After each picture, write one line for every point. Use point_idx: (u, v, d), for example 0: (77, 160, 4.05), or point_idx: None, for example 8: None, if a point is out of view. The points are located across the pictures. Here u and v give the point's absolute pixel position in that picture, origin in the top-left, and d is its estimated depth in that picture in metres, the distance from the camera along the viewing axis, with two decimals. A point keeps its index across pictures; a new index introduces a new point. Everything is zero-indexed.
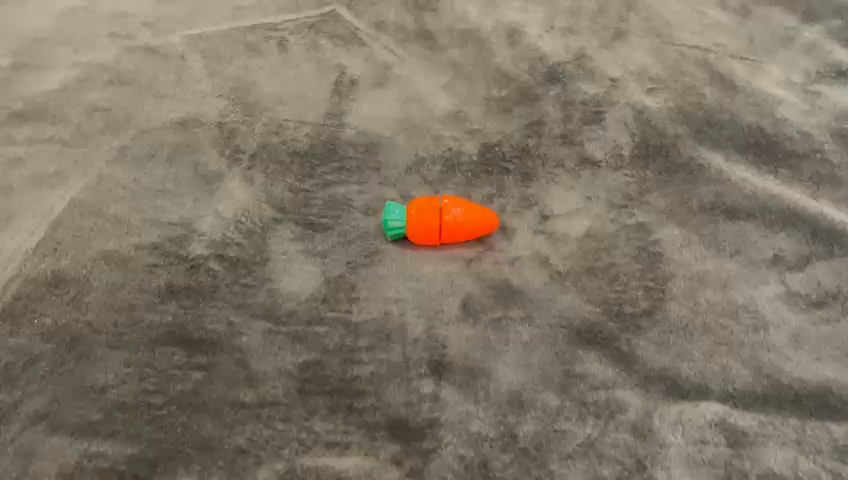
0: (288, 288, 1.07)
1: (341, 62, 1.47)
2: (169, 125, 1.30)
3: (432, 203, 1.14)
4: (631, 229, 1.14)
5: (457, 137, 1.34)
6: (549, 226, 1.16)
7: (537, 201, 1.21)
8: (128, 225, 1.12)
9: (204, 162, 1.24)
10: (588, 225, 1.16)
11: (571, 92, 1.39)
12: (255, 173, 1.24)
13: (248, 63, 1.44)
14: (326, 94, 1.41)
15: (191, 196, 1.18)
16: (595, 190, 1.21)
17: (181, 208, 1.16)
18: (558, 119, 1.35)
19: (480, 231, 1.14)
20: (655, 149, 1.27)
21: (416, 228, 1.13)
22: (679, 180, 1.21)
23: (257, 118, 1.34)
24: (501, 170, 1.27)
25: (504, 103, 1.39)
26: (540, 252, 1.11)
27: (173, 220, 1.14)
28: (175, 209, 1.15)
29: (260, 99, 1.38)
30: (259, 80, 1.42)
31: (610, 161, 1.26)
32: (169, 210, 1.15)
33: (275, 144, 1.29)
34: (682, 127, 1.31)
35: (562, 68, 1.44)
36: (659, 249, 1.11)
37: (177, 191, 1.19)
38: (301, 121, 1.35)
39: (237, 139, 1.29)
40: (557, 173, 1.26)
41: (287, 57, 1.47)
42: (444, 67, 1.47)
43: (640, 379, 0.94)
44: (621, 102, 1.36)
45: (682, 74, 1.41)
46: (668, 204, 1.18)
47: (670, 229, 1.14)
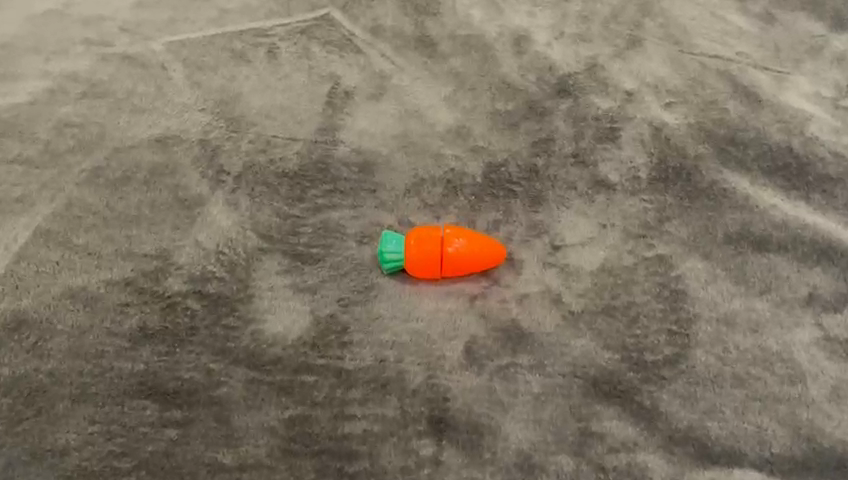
0: (273, 330, 0.96)
1: (334, 72, 1.37)
2: (146, 143, 1.19)
3: (433, 231, 1.04)
4: (651, 262, 1.04)
5: (459, 155, 1.24)
6: (561, 257, 1.06)
7: (547, 230, 1.11)
8: (99, 257, 1.03)
9: (184, 185, 1.14)
10: (604, 257, 1.06)
11: (583, 106, 1.29)
12: (240, 198, 1.14)
13: (234, 72, 1.34)
14: (318, 108, 1.31)
15: (169, 223, 1.09)
16: (611, 217, 1.12)
17: (158, 238, 1.06)
18: (569, 136, 1.25)
19: (485, 263, 1.03)
20: (675, 170, 1.17)
21: (415, 260, 1.02)
22: (703, 206, 1.11)
23: (243, 135, 1.24)
24: (507, 193, 1.17)
25: (511, 118, 1.29)
26: (552, 288, 1.01)
27: (149, 252, 1.04)
28: (150, 239, 1.06)
29: (247, 113, 1.28)
30: (246, 92, 1.32)
31: (626, 185, 1.16)
32: (145, 241, 1.06)
33: (263, 164, 1.19)
34: (703, 146, 1.21)
35: (572, 79, 1.34)
36: (681, 286, 1.00)
37: (154, 218, 1.09)
38: (291, 137, 1.25)
39: (221, 158, 1.19)
40: (568, 197, 1.16)
41: (277, 65, 1.37)
42: (445, 77, 1.37)
43: (664, 439, 0.87)
44: (637, 117, 1.26)
45: (703, 86, 1.31)
46: (691, 234, 1.08)
47: (694, 262, 1.04)
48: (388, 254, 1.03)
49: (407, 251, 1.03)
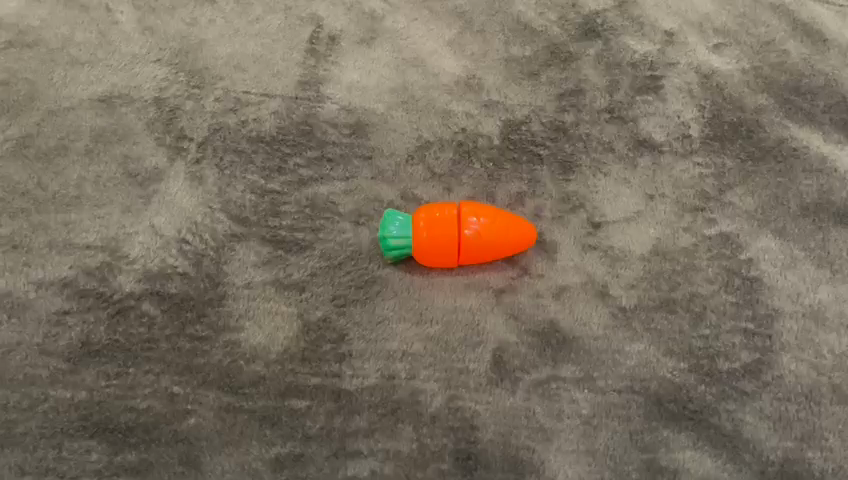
0: (252, 341, 0.77)
1: (317, 13, 1.15)
2: (87, 104, 0.97)
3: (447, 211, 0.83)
4: (715, 242, 0.85)
5: (471, 112, 1.03)
6: (603, 238, 0.87)
7: (583, 203, 0.92)
8: (29, 252, 0.83)
9: (136, 155, 0.93)
10: (656, 236, 0.87)
11: (617, 50, 1.08)
12: (206, 170, 0.93)
13: (195, 15, 1.12)
14: (298, 57, 1.09)
15: (117, 204, 0.87)
16: (659, 186, 0.92)
17: (103, 224, 0.85)
18: (602, 86, 1.04)
19: (512, 248, 0.84)
20: (732, 126, 0.97)
21: (425, 247, 0.82)
22: (770, 170, 0.92)
23: (208, 92, 1.02)
24: (532, 157, 0.97)
25: (529, 67, 1.08)
26: (595, 277, 0.83)
27: (92, 243, 0.84)
28: (94, 226, 0.85)
29: (212, 65, 1.06)
30: (210, 39, 1.09)
31: (676, 145, 0.96)
32: (87, 228, 0.85)
33: (233, 128, 0.98)
34: (762, 96, 1.01)
35: (601, 17, 1.12)
36: (754, 272, 0.82)
37: (98, 199, 0.88)
38: (267, 94, 1.03)
39: (181, 120, 0.97)
40: (605, 161, 0.96)
41: (247, 7, 1.14)
42: (449, 18, 1.15)
43: (755, 474, 0.69)
44: (681, 63, 1.05)
45: (755, 23, 1.10)
46: (760, 206, 0.89)
47: (768, 241, 0.85)
48: (392, 238, 0.83)
49: (416, 237, 0.82)
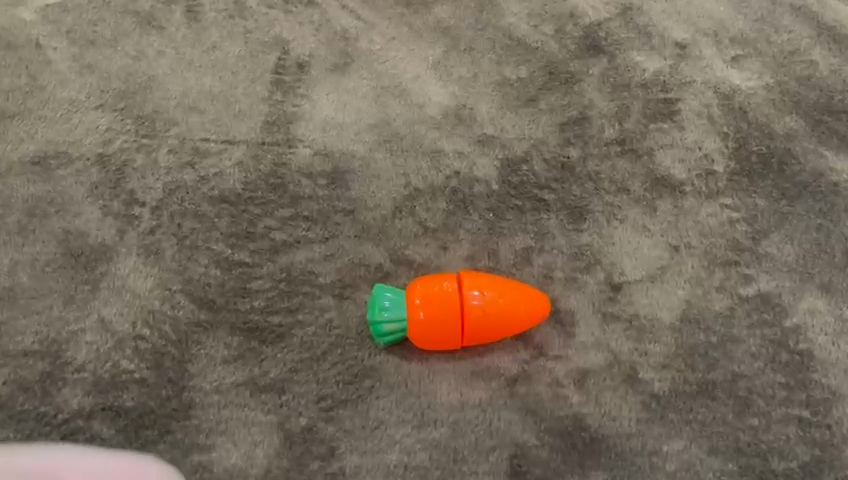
0: (226, 462, 0.69)
1: (280, 36, 1.01)
2: (19, 168, 0.85)
3: (445, 289, 0.71)
4: (753, 305, 0.74)
5: (463, 150, 0.90)
6: (625, 304, 0.76)
7: (598, 259, 0.80)
8: None
9: (78, 229, 0.80)
10: (686, 298, 0.76)
11: (624, 69, 0.95)
12: (163, 241, 0.80)
13: (141, 45, 0.98)
14: (262, 91, 0.95)
15: (58, 295, 0.76)
16: (684, 234, 0.81)
17: (43, 322, 0.75)
18: (610, 113, 0.92)
19: (522, 324, 0.72)
20: (761, 157, 0.85)
21: (420, 330, 0.71)
22: (808, 211, 0.81)
23: (160, 141, 0.89)
24: (536, 203, 0.85)
25: (526, 91, 0.95)
26: (620, 356, 0.72)
27: (30, 348, 0.73)
28: (32, 327, 0.75)
29: (163, 107, 0.92)
30: (160, 75, 0.95)
31: (699, 184, 0.84)
32: (24, 329, 0.74)
33: (192, 187, 0.85)
34: (791, 118, 0.89)
35: (603, 29, 0.99)
36: (804, 343, 0.71)
37: (36, 288, 0.77)
38: (229, 140, 0.90)
39: (130, 181, 0.84)
40: (620, 204, 0.84)
41: (200, 31, 1.00)
42: (431, 34, 1.01)
43: None
44: (697, 81, 0.93)
45: (776, 29, 0.98)
46: (800, 256, 0.78)
47: (814, 301, 0.74)
48: (385, 321, 0.72)
49: (411, 316, 0.71)
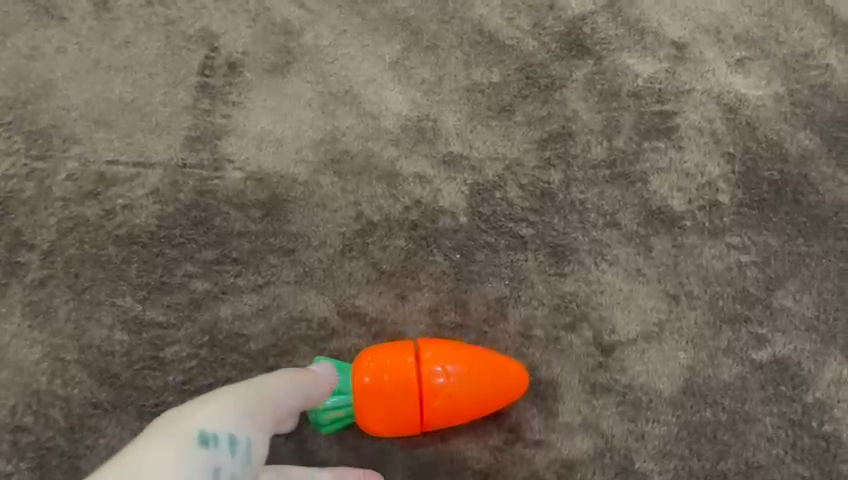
0: None
1: (207, 28, 0.83)
2: None
3: (401, 360, 0.59)
4: (768, 374, 0.64)
5: (426, 174, 0.76)
6: (617, 372, 0.65)
7: (584, 313, 0.68)
8: None
9: None
10: (687, 364, 0.65)
11: (612, 75, 0.80)
12: (55, 297, 0.68)
13: (36, 40, 0.81)
14: (186, 98, 0.80)
15: None
16: (685, 280, 0.69)
17: None
18: (595, 129, 0.77)
19: (495, 403, 0.60)
20: (772, 185, 0.73)
21: (370, 410, 0.59)
22: (829, 251, 0.70)
23: (57, 164, 0.74)
24: (511, 240, 0.72)
25: (498, 98, 0.80)
26: (613, 442, 0.62)
27: None
28: None
29: (62, 119, 0.77)
30: (58, 78, 0.79)
31: (702, 218, 0.72)
32: None
33: (94, 223, 0.71)
34: (806, 135, 0.76)
35: (589, 25, 0.83)
36: (829, 425, 0.62)
37: None
38: (142, 162, 0.75)
39: (17, 218, 0.71)
40: (609, 242, 0.71)
41: (110, 23, 0.83)
42: (387, 27, 0.83)
43: None
44: (697, 89, 0.79)
45: (786, 26, 0.83)
46: (820, 309, 0.67)
47: (839, 368, 0.64)
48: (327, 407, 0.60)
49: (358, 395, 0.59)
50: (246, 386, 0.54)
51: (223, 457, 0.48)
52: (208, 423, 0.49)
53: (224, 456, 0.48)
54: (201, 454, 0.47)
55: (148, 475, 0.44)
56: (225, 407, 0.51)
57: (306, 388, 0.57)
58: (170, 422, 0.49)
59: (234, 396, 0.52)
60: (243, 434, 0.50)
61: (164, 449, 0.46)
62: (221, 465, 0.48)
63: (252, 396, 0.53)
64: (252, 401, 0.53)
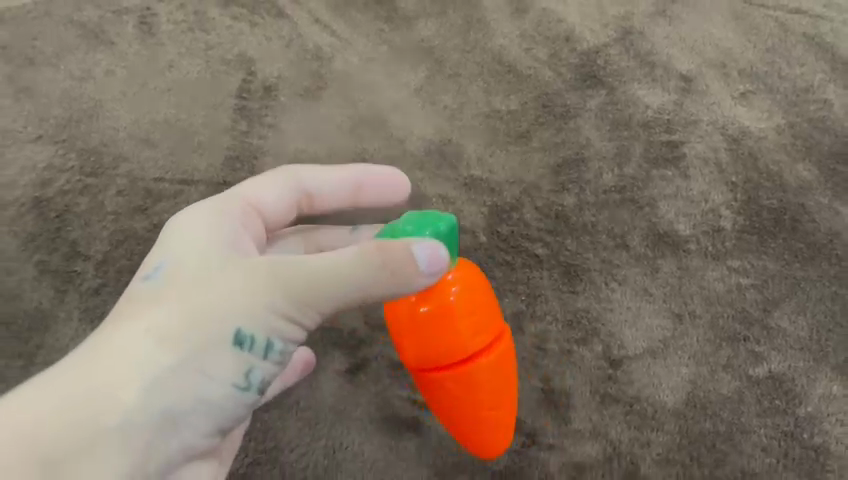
0: None
1: (246, 53, 0.89)
2: None
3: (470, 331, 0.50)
4: (763, 390, 0.69)
5: (448, 195, 0.81)
6: (625, 384, 0.70)
7: (595, 327, 0.73)
8: None
9: (11, 292, 0.73)
10: (689, 378, 0.70)
11: (624, 104, 0.86)
12: (108, 304, 0.72)
13: (88, 64, 0.87)
14: (226, 120, 0.85)
15: None
16: (688, 300, 0.74)
17: None
18: (609, 155, 0.83)
19: (472, 441, 0.55)
20: (772, 213, 0.78)
21: (409, 316, 0.50)
22: (824, 276, 0.75)
23: (108, 180, 0.80)
24: (527, 258, 0.77)
25: (517, 125, 0.85)
26: (620, 447, 0.68)
27: None
28: None
29: (111, 137, 0.83)
30: (108, 99, 0.85)
31: (704, 242, 0.77)
32: None
33: (143, 235, 0.76)
34: (804, 167, 0.81)
35: (602, 57, 0.89)
36: (818, 438, 0.67)
37: None
38: (186, 179, 0.81)
39: (73, 230, 0.76)
40: (618, 262, 0.77)
41: (156, 48, 0.89)
42: (413, 56, 0.89)
43: None
44: (703, 120, 0.85)
45: (787, 61, 0.89)
46: (814, 330, 0.72)
47: (830, 386, 0.69)
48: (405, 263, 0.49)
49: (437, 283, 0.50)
50: (297, 284, 0.48)
51: (257, 357, 0.49)
52: (247, 323, 0.48)
53: (254, 357, 0.49)
54: (234, 351, 0.48)
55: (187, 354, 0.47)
56: (269, 305, 0.48)
57: (392, 272, 0.46)
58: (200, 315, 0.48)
59: (283, 290, 0.48)
60: (287, 328, 0.50)
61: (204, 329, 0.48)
62: (253, 366, 0.49)
63: (312, 290, 0.48)
64: (306, 296, 0.48)
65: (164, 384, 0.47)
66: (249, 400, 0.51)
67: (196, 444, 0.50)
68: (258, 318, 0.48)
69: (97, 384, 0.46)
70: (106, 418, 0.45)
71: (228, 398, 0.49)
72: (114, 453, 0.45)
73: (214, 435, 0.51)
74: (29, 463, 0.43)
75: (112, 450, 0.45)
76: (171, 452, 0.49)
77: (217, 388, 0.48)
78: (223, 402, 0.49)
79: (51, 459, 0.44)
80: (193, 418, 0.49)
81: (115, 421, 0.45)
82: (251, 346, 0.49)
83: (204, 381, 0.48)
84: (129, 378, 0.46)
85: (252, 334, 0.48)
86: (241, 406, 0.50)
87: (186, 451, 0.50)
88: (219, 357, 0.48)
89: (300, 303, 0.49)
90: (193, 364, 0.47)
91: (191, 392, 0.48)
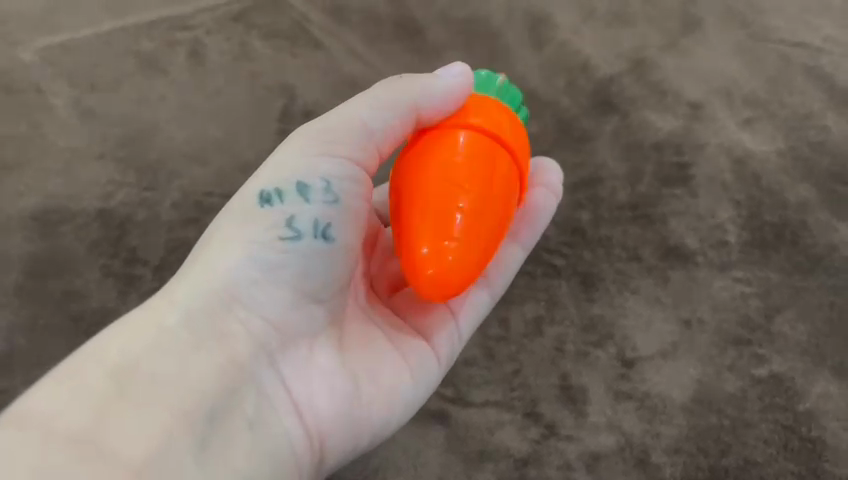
0: None
1: (288, 81, 0.96)
2: (20, 223, 0.86)
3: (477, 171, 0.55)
4: (768, 388, 0.77)
5: None
6: (638, 382, 0.78)
7: (610, 332, 0.80)
8: None
9: (77, 290, 0.83)
10: (697, 377, 0.78)
11: (636, 128, 0.92)
12: None
13: (144, 89, 0.95)
14: (269, 141, 0.92)
15: (54, 360, 0.80)
16: (697, 308, 0.81)
17: None
18: (622, 175, 0.89)
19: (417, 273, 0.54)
20: (774, 229, 0.85)
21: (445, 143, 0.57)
22: (821, 285, 0.82)
23: (164, 194, 0.88)
24: (546, 268, 0.83)
25: (537, 147, 0.91)
26: (632, 438, 0.76)
27: None
28: None
29: (167, 157, 0.90)
30: (163, 121, 0.93)
31: (711, 255, 0.84)
32: (14, 399, 0.79)
33: (194, 244, 0.85)
34: (805, 187, 0.88)
35: (616, 86, 0.95)
36: (818, 431, 0.75)
37: (30, 354, 0.81)
38: (234, 193, 0.89)
39: (132, 236, 0.86)
40: (631, 273, 0.83)
41: (206, 76, 0.96)
42: None
43: None
44: (710, 144, 0.91)
45: (788, 91, 0.95)
46: (813, 335, 0.79)
47: (828, 386, 0.77)
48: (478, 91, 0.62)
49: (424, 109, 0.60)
50: (313, 135, 0.60)
51: (294, 204, 0.59)
52: (272, 183, 0.59)
53: (296, 204, 0.59)
54: (269, 209, 0.59)
55: (235, 233, 0.58)
56: (290, 159, 0.60)
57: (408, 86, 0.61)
58: (237, 206, 0.60)
59: (294, 148, 0.60)
60: (320, 167, 0.59)
61: (242, 211, 0.59)
62: (294, 213, 0.58)
63: (328, 133, 0.60)
64: (324, 139, 0.60)
65: (217, 269, 0.57)
66: (314, 245, 0.58)
67: (286, 316, 0.58)
68: (281, 177, 0.59)
69: (164, 296, 0.57)
70: (172, 313, 0.55)
71: (288, 250, 0.58)
72: (186, 340, 0.54)
73: (303, 304, 0.59)
74: (108, 373, 0.50)
75: (180, 336, 0.54)
76: (258, 325, 0.57)
77: (270, 240, 0.58)
78: (282, 258, 0.58)
79: (124, 366, 0.51)
80: (264, 284, 0.57)
81: (186, 317, 0.55)
82: (281, 197, 0.59)
83: (252, 248, 0.58)
84: (189, 282, 0.57)
85: (278, 188, 0.59)
86: (308, 253, 0.58)
87: (278, 327, 0.58)
88: (257, 221, 0.58)
89: (327, 148, 0.60)
90: (236, 243, 0.58)
91: (247, 264, 0.57)
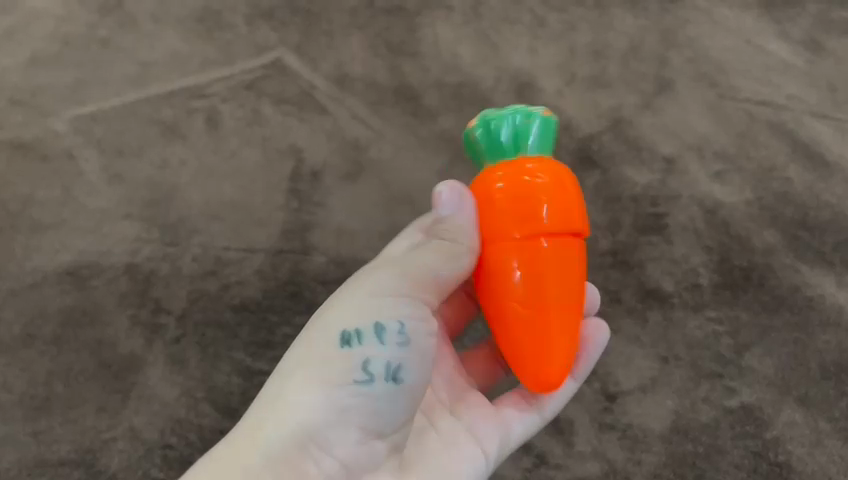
0: None
1: (295, 142, 1.04)
2: (55, 279, 0.94)
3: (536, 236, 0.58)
4: (736, 417, 0.85)
5: None
6: (620, 413, 0.86)
7: (594, 368, 0.88)
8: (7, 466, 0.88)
9: (110, 339, 0.92)
10: (673, 409, 0.86)
11: (617, 183, 1.00)
12: (188, 350, 0.92)
13: (165, 154, 1.03)
14: (280, 199, 1.00)
15: (93, 401, 0.90)
16: (673, 346, 0.89)
17: (84, 430, 0.89)
18: (603, 224, 0.96)
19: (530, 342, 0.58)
20: (742, 272, 0.93)
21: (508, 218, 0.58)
22: (786, 323, 0.90)
23: (185, 249, 0.96)
24: None
25: None
26: (615, 465, 0.84)
27: (65, 457, 0.88)
28: (72, 436, 0.88)
29: (187, 216, 0.99)
30: (183, 183, 1.01)
31: (686, 296, 0.91)
32: (59, 438, 0.88)
33: (214, 295, 0.94)
34: (770, 233, 0.96)
35: (597, 142, 1.03)
36: (783, 456, 0.84)
37: (71, 398, 0.90)
38: (250, 248, 0.97)
39: (158, 288, 0.94)
40: (613, 314, 0.91)
41: (220, 140, 1.04)
42: (436, 143, 1.03)
43: None
44: (684, 195, 0.99)
45: (756, 144, 1.03)
46: (779, 368, 0.88)
47: (790, 414, 0.85)
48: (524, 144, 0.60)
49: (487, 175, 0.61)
50: (388, 286, 0.63)
51: (370, 346, 0.61)
52: (349, 326, 0.61)
53: (371, 347, 0.61)
54: (347, 350, 0.61)
55: (311, 369, 0.61)
56: (364, 305, 0.62)
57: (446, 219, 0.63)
58: (316, 337, 0.62)
59: (370, 297, 0.62)
60: (395, 314, 0.62)
61: (319, 345, 0.62)
62: (369, 357, 0.60)
63: (395, 286, 0.63)
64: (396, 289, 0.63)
65: (297, 406, 0.60)
66: (386, 389, 0.61)
67: (354, 454, 0.61)
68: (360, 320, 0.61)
69: (251, 426, 0.60)
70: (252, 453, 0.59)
71: (366, 389, 0.60)
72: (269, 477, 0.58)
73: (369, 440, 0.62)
74: None
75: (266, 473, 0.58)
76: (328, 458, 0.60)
77: (346, 385, 0.60)
78: (355, 401, 0.60)
79: None
80: (343, 416, 0.60)
81: (264, 453, 0.59)
82: (360, 340, 0.61)
83: (329, 387, 0.60)
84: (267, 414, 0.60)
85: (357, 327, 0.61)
86: (382, 396, 0.60)
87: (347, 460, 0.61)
88: (335, 361, 0.61)
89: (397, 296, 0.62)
90: (312, 382, 0.60)
91: (323, 402, 0.60)
